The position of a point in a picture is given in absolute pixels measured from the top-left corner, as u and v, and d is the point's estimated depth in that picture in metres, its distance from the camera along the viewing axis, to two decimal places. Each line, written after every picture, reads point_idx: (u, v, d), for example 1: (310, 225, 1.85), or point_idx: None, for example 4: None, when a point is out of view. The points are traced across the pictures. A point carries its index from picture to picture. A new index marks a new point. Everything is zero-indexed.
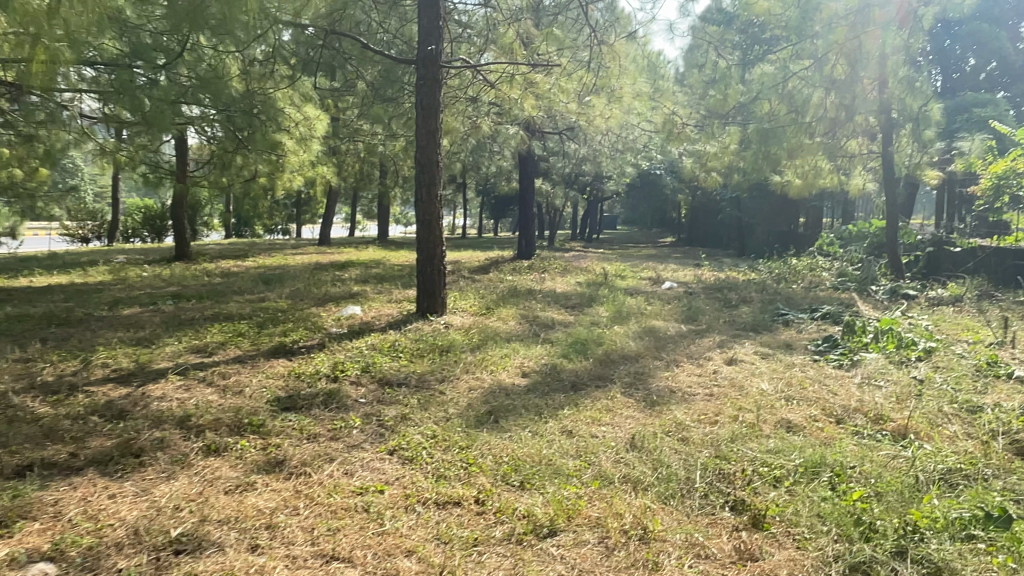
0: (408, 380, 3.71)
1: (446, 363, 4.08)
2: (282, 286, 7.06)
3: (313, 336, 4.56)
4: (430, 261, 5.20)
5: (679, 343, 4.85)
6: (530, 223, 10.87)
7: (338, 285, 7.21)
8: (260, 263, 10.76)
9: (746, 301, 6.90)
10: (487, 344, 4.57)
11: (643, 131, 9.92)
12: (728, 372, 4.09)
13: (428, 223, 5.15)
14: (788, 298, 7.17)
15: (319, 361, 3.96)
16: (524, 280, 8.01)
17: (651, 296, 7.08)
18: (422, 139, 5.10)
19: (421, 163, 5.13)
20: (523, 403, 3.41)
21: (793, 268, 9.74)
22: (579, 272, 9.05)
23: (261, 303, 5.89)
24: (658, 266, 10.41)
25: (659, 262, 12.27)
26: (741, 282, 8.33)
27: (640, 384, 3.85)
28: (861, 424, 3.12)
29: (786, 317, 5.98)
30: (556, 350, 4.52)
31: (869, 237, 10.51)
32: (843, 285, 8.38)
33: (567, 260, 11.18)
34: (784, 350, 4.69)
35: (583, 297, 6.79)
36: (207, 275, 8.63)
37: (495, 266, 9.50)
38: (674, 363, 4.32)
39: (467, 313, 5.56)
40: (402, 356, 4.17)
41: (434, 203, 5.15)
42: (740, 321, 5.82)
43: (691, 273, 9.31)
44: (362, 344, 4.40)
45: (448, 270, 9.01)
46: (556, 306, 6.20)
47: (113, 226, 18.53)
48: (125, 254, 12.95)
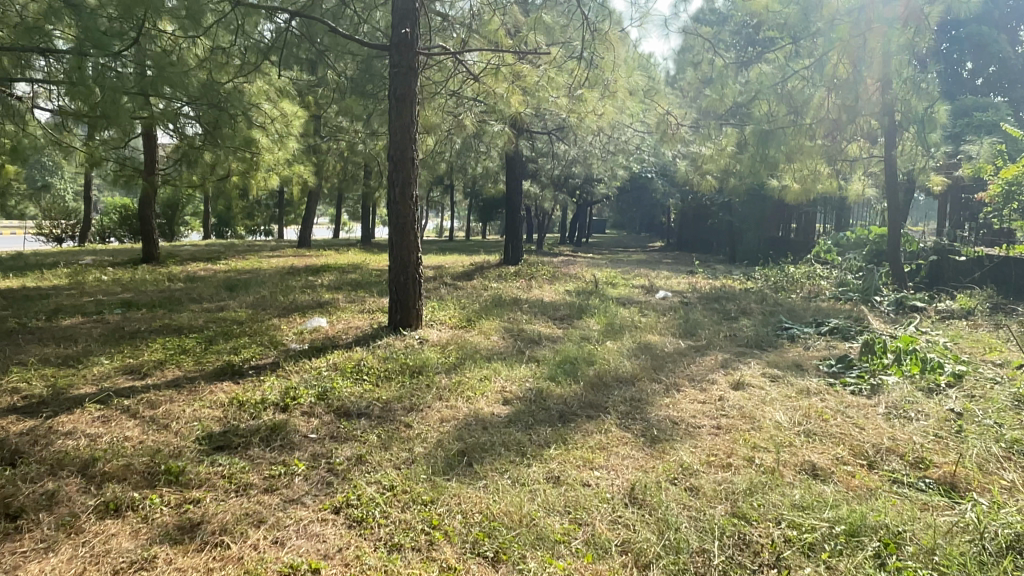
0: (369, 410, 3.20)
1: (417, 388, 3.57)
2: (247, 293, 6.52)
3: (267, 354, 4.05)
4: (404, 269, 4.68)
5: (678, 362, 4.37)
6: (517, 228, 10.39)
7: (308, 293, 6.69)
8: (231, 267, 10.18)
9: (747, 313, 6.44)
10: (464, 363, 4.07)
11: (635, 132, 9.47)
12: (736, 399, 3.61)
13: (402, 229, 4.63)
14: (791, 310, 6.72)
15: (270, 386, 3.44)
16: (510, 289, 7.51)
17: (645, 307, 6.61)
18: (396, 134, 4.60)
19: (394, 161, 4.61)
20: (501, 441, 2.90)
21: (791, 276, 9.31)
22: (567, 280, 8.57)
23: (218, 314, 5.37)
24: (649, 274, 9.96)
25: (651, 268, 11.79)
26: (739, 291, 7.88)
27: (637, 414, 3.37)
28: (900, 471, 2.66)
29: (791, 332, 5.53)
30: (541, 371, 4.03)
31: (869, 244, 10.12)
32: (844, 296, 7.95)
33: (554, 266, 10.70)
34: (795, 372, 4.22)
35: (572, 308, 6.29)
36: (170, 280, 8.08)
37: (480, 273, 9.00)
38: (674, 388, 3.83)
39: (444, 326, 5.07)
40: (366, 378, 3.66)
41: (408, 205, 4.64)
42: (742, 337, 5.35)
43: (686, 282, 8.85)
44: (323, 364, 3.88)
45: (429, 276, 8.51)
46: (543, 317, 5.71)
47: (86, 226, 17.86)
48: (92, 255, 12.35)
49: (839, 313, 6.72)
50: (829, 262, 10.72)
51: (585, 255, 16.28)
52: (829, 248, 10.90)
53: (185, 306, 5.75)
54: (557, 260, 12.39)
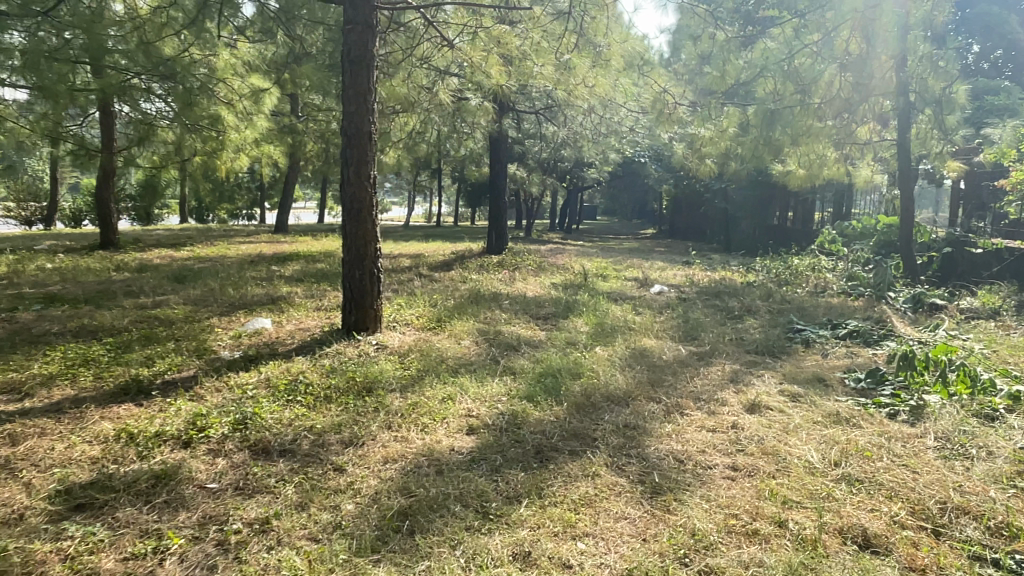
0: (295, 447, 2.53)
1: (361, 413, 2.89)
2: (194, 286, 5.81)
3: (187, 366, 3.36)
4: (360, 262, 3.97)
5: (680, 376, 3.71)
6: (502, 214, 9.71)
7: (264, 286, 5.99)
8: (194, 254, 9.45)
9: (752, 312, 5.78)
10: (425, 378, 3.39)
11: (629, 112, 8.74)
12: (752, 428, 2.96)
13: (357, 215, 3.93)
14: (801, 308, 6.07)
15: (174, 412, 2.76)
16: (491, 282, 6.83)
17: (640, 303, 5.94)
18: (350, 103, 3.89)
19: (348, 135, 3.90)
20: (459, 493, 2.24)
21: (794, 269, 8.69)
22: (555, 271, 7.90)
23: (150, 311, 4.67)
24: (643, 264, 9.32)
25: (644, 258, 11.13)
26: (741, 286, 7.24)
27: (632, 449, 2.71)
28: (980, 543, 2.01)
29: (804, 336, 4.89)
30: (517, 388, 3.36)
31: (876, 234, 9.50)
32: (855, 291, 7.33)
33: (541, 255, 10.02)
34: (819, 389, 3.58)
35: (558, 306, 5.61)
36: (118, 269, 7.37)
37: (460, 263, 8.31)
38: (677, 411, 3.17)
39: (409, 328, 4.39)
40: (300, 401, 2.98)
41: (364, 187, 3.93)
42: (750, 342, 4.70)
43: (683, 274, 8.21)
44: (252, 379, 3.20)
45: (405, 267, 7.83)
46: (524, 317, 5.03)
47: (52, 209, 16.93)
48: (49, 241, 11.55)
49: (854, 312, 6.09)
50: (834, 253, 10.10)
51: (575, 243, 15.60)
52: (834, 238, 10.28)
53: (115, 301, 5.03)
54: (545, 249, 11.71)
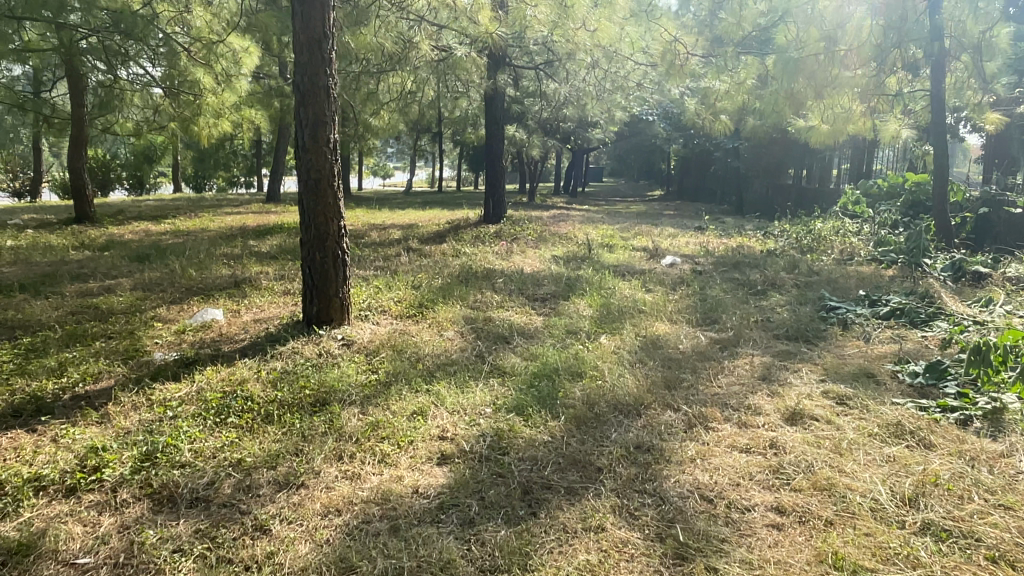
0: (212, 495, 1.96)
1: (308, 437, 2.32)
2: (153, 268, 5.19)
3: (106, 375, 2.77)
4: (321, 243, 3.34)
5: (701, 374, 3.12)
6: (500, 179, 9.02)
7: (231, 266, 5.37)
8: (172, 227, 8.83)
9: (777, 287, 5.15)
10: (395, 384, 2.82)
11: (637, 66, 8.04)
12: (797, 449, 2.38)
13: (315, 187, 3.29)
14: (830, 281, 5.44)
15: (67, 445, 2.18)
16: (486, 256, 6.20)
17: (652, 279, 5.31)
18: (302, 53, 3.24)
19: (300, 92, 3.25)
20: (416, 564, 1.67)
21: (817, 234, 8.02)
22: (557, 242, 7.26)
23: (90, 299, 4.06)
24: (652, 231, 8.65)
25: (653, 224, 10.44)
26: (762, 255, 6.60)
27: (650, 483, 2.14)
28: None
29: (841, 316, 4.28)
30: (504, 396, 2.77)
31: (904, 194, 8.81)
32: (887, 259, 6.68)
33: (542, 223, 9.35)
34: (868, 387, 2.99)
35: (558, 285, 4.99)
36: (80, 246, 6.75)
37: (454, 234, 7.68)
38: (700, 424, 2.59)
39: (382, 318, 3.79)
40: (232, 423, 2.39)
41: (322, 153, 3.30)
42: (779, 326, 4.08)
43: (697, 242, 7.56)
44: (181, 392, 2.62)
45: (395, 239, 7.21)
46: (518, 299, 4.43)
47: (35, 182, 16.18)
48: (22, 216, 10.89)
49: (890, 284, 5.45)
50: (857, 215, 9.40)
51: (580, 208, 14.86)
52: (857, 199, 9.57)
53: (53, 288, 4.41)
54: (547, 215, 11.02)
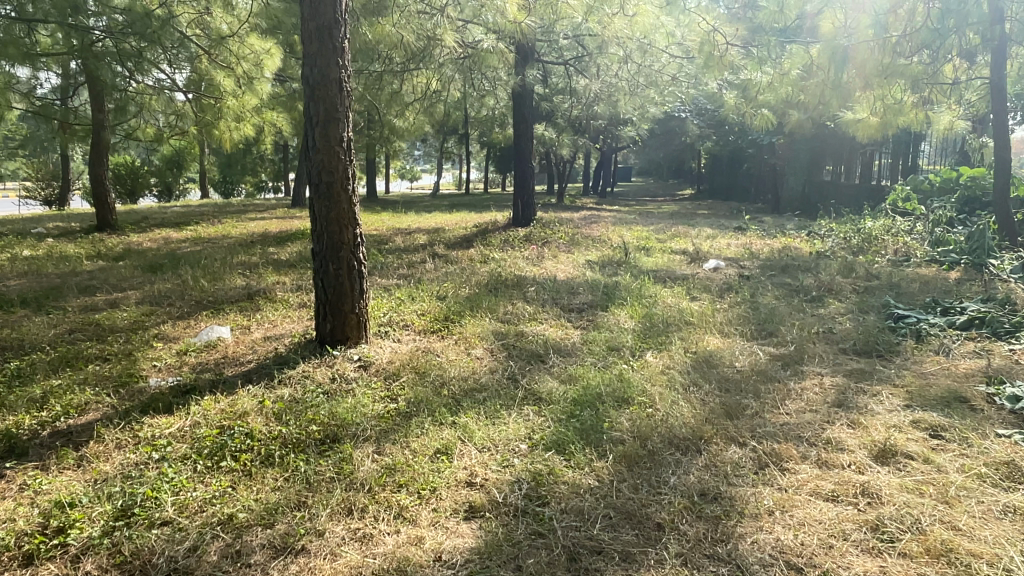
0: (192, 565, 1.62)
1: (312, 485, 1.98)
2: (165, 279, 4.92)
3: (93, 407, 2.47)
4: (334, 253, 3.00)
5: (766, 399, 2.72)
6: (528, 180, 8.65)
7: (246, 275, 5.08)
8: (193, 234, 8.62)
9: (834, 293, 4.71)
10: (417, 414, 2.47)
11: (672, 59, 7.65)
12: (896, 498, 1.98)
13: (327, 191, 2.96)
14: (892, 285, 4.98)
15: (31, 499, 1.86)
16: (515, 262, 5.83)
17: (696, 286, 4.89)
18: (311, 42, 2.90)
19: (311, 85, 2.92)
20: None
21: (868, 233, 7.51)
22: (590, 245, 6.87)
23: (92, 316, 3.78)
24: (690, 232, 8.20)
25: (688, 224, 9.98)
26: (812, 257, 6.13)
27: (722, 544, 1.76)
28: None
29: (913, 326, 3.83)
30: (541, 429, 2.41)
31: (959, 189, 8.29)
32: (948, 260, 6.17)
33: (573, 226, 8.95)
34: (964, 415, 2.57)
35: (595, 293, 4.60)
36: (96, 256, 6.54)
37: (482, 238, 7.34)
38: (774, 464, 2.20)
39: (404, 334, 3.45)
40: (227, 467, 2.07)
41: (335, 153, 2.96)
42: (845, 340, 3.65)
43: (739, 243, 7.12)
44: (173, 427, 2.30)
45: (420, 244, 6.88)
46: (552, 310, 4.05)
47: (65, 190, 16.22)
48: (46, 224, 10.78)
49: (959, 288, 4.97)
50: (908, 213, 8.85)
51: (610, 209, 14.41)
52: (908, 196, 9.01)
53: (57, 302, 4.15)
54: (577, 217, 10.63)
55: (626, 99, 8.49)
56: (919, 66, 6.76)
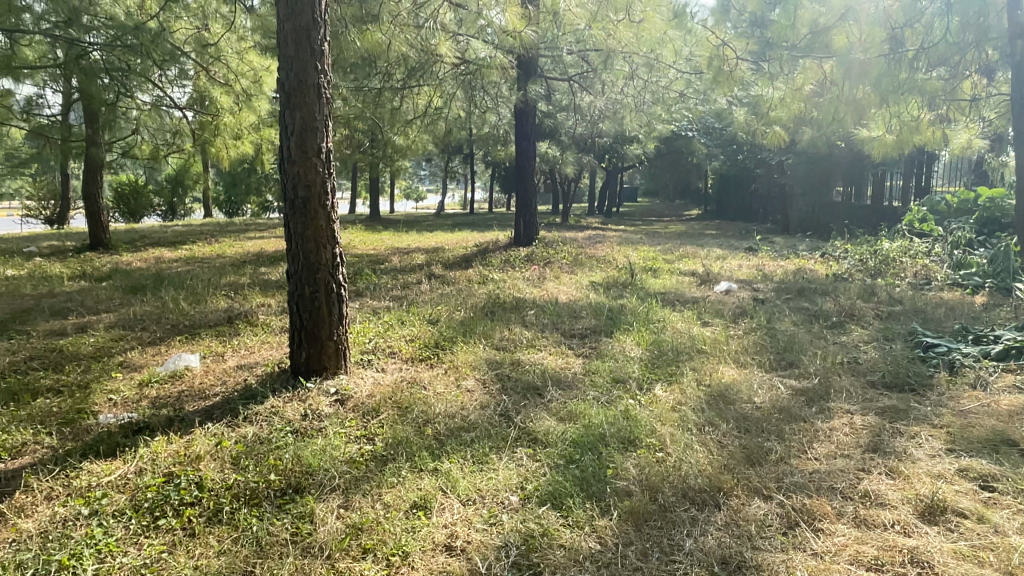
0: None
1: (262, 551, 1.68)
2: (145, 301, 4.66)
3: (30, 449, 2.20)
4: (311, 274, 2.72)
5: (790, 441, 2.42)
6: (531, 199, 8.40)
7: (231, 297, 4.82)
8: (188, 254, 8.39)
9: (856, 319, 4.40)
10: (396, 459, 2.18)
11: (679, 75, 7.44)
12: (953, 568, 1.67)
13: (302, 207, 2.69)
14: (917, 311, 4.66)
15: None
16: (516, 283, 5.55)
17: (707, 311, 4.59)
18: (287, 44, 2.65)
19: (286, 91, 2.66)
20: None
21: (884, 254, 7.21)
22: (594, 266, 6.60)
23: (57, 341, 3.52)
24: (699, 253, 7.92)
25: (697, 244, 9.70)
26: (828, 280, 5.84)
27: None
28: None
29: (943, 355, 3.53)
30: (535, 476, 2.11)
31: (977, 211, 8.00)
32: (972, 283, 5.87)
33: (577, 245, 8.68)
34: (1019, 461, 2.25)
35: (599, 318, 4.31)
36: (81, 275, 6.30)
37: (481, 258, 7.07)
38: (805, 523, 1.89)
39: (389, 363, 3.16)
40: (168, 525, 1.77)
41: (311, 165, 2.69)
42: (872, 372, 3.34)
43: (749, 265, 6.84)
44: (115, 475, 2.01)
45: (418, 265, 6.63)
46: (552, 336, 3.76)
47: (65, 208, 16.10)
48: (40, 243, 10.58)
49: (988, 313, 4.65)
50: (925, 234, 8.54)
51: (616, 228, 14.16)
52: (924, 216, 8.71)
53: (24, 327, 3.89)
54: (582, 237, 10.37)
55: (632, 116, 8.25)
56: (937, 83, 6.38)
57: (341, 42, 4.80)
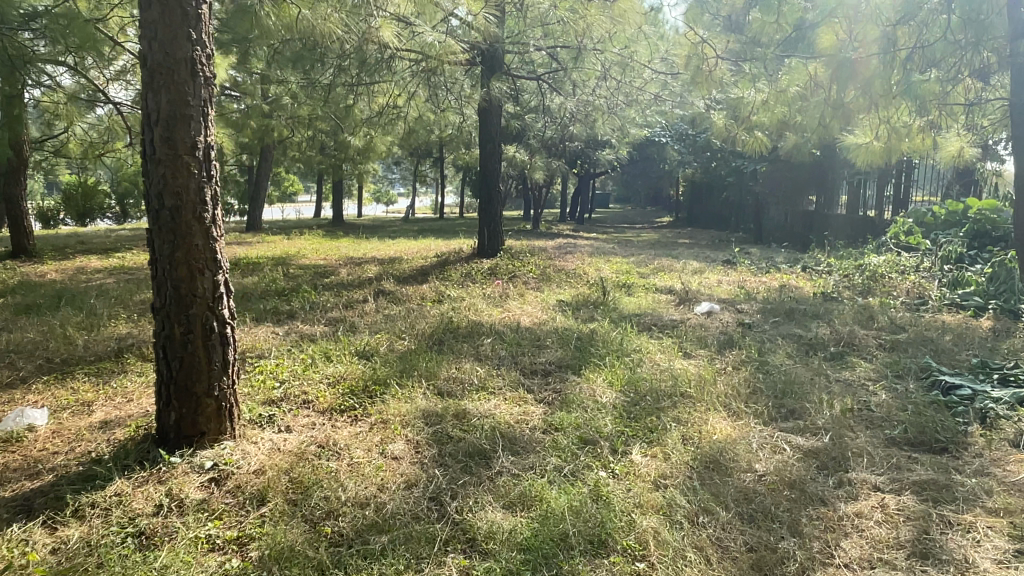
0: None
1: None
2: (28, 326, 3.92)
3: None
4: (183, 309, 2.06)
5: (812, 542, 1.82)
6: (495, 207, 7.78)
7: (135, 321, 4.10)
8: (117, 263, 7.60)
9: (858, 349, 3.84)
10: None
11: (655, 75, 6.93)
12: None
13: (170, 222, 2.04)
14: (923, 338, 4.12)
15: None
16: (473, 302, 4.92)
17: (689, 339, 3.99)
18: (149, 7, 2.01)
19: (149, 67, 2.02)
20: None
21: (873, 269, 6.72)
22: (564, 281, 5.99)
23: None
24: (675, 266, 7.37)
25: (672, 255, 9.16)
26: (818, 301, 5.31)
27: None
28: None
29: (969, 401, 2.97)
30: None
31: (966, 223, 7.58)
32: (974, 304, 5.39)
33: (545, 256, 8.06)
34: None
35: (565, 348, 3.69)
36: None
37: (439, 271, 6.43)
38: None
39: (297, 419, 2.49)
40: None
41: (183, 165, 2.05)
42: (890, 424, 2.77)
43: (730, 281, 6.31)
44: None
45: (368, 279, 5.96)
46: (508, 374, 3.12)
47: None
48: None
49: (1002, 341, 4.13)
50: (912, 247, 8.09)
51: (588, 236, 13.59)
52: (910, 227, 8.27)
53: None
54: (551, 246, 9.77)
55: (604, 119, 7.66)
56: (938, 85, 5.33)
57: (259, 20, 4.13)
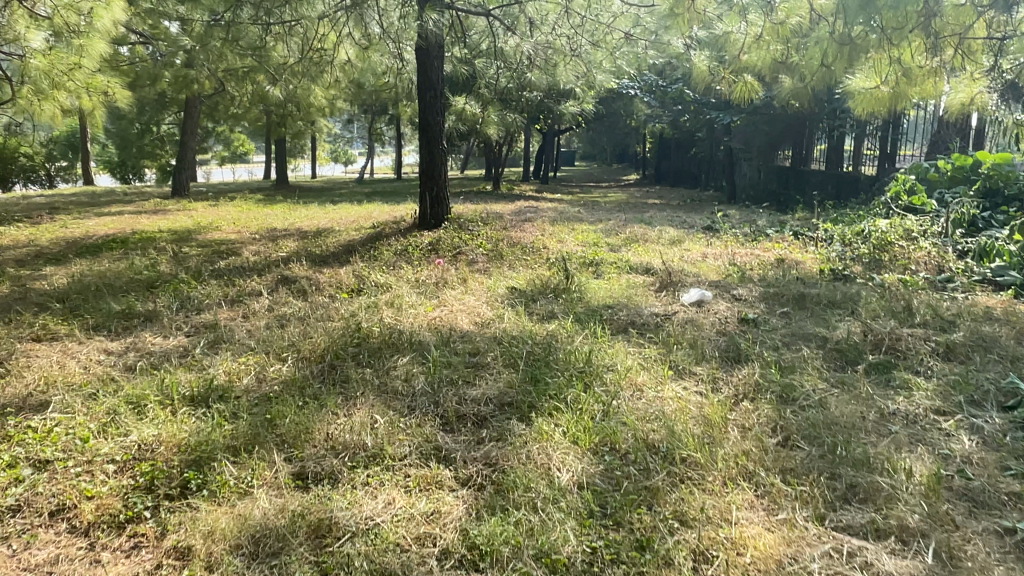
0: None
1: None
2: None
3: None
4: None
5: None
6: (439, 168, 6.63)
7: None
8: None
9: (908, 360, 2.84)
10: None
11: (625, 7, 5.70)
12: None
13: None
14: (985, 337, 3.13)
15: None
16: (398, 294, 3.81)
17: (680, 347, 2.96)
18: None
19: None
20: None
21: (880, 233, 5.77)
22: (518, 259, 4.91)
23: None
24: (650, 235, 6.33)
25: (644, 219, 8.12)
26: (827, 281, 4.34)
27: None
28: None
29: None
30: None
31: (977, 180, 6.63)
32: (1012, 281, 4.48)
33: (499, 224, 6.97)
34: None
35: (512, 368, 2.63)
36: None
37: (368, 247, 5.31)
38: None
39: (19, 564, 1.41)
40: None
41: None
42: (1008, 511, 1.78)
43: (717, 254, 5.33)
44: None
45: (278, 260, 4.81)
46: (420, 429, 2.05)
47: None
48: None
49: None
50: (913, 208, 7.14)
51: (552, 198, 12.49)
52: (912, 185, 7.30)
53: None
54: (509, 211, 8.66)
55: (566, 64, 6.47)
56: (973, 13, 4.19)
57: None
